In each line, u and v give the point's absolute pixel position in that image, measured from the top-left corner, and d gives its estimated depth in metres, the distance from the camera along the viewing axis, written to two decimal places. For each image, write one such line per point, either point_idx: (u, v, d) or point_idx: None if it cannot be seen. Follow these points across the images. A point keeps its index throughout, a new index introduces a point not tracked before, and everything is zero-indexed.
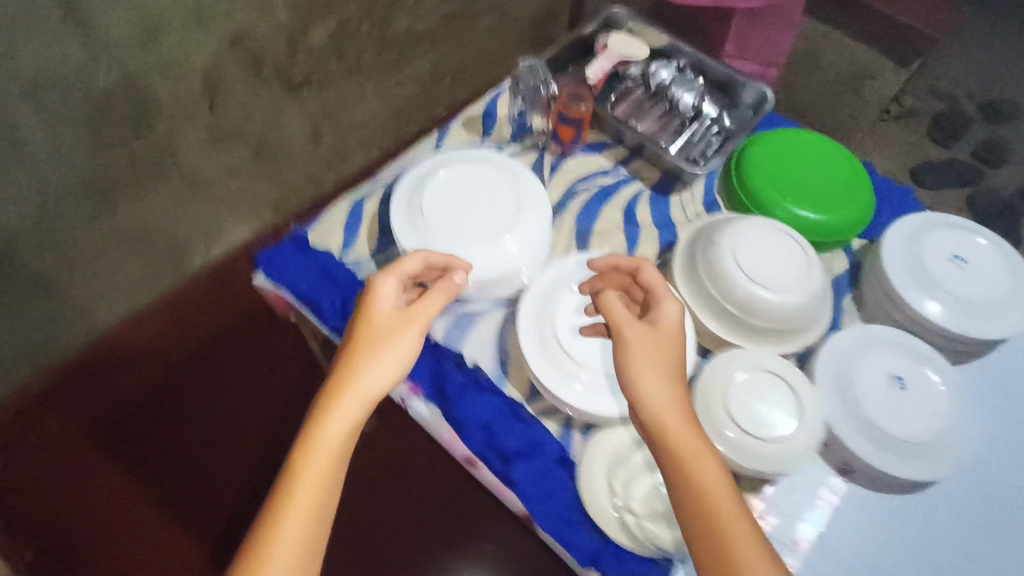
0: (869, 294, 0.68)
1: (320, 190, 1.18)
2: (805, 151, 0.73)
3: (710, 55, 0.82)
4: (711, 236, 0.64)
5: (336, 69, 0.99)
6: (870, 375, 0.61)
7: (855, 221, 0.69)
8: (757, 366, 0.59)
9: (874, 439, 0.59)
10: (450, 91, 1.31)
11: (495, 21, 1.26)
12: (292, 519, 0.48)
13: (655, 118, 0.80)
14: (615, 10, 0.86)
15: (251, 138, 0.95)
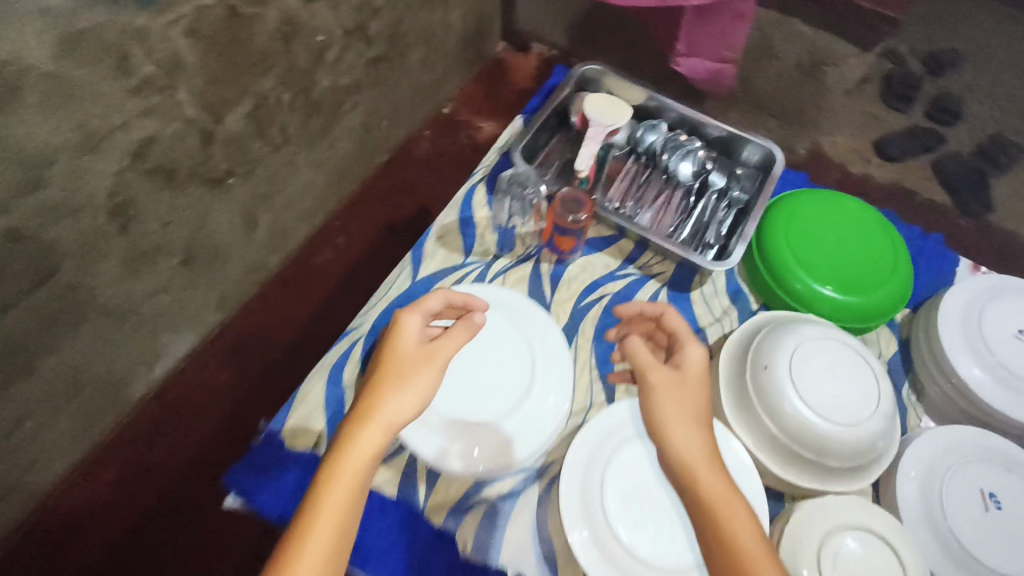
0: (930, 384, 0.75)
1: (264, 274, 1.07)
2: (831, 221, 0.79)
3: (704, 118, 0.86)
4: (765, 351, 0.67)
5: (259, 149, 0.88)
6: (963, 494, 0.66)
7: (896, 300, 0.75)
8: (845, 513, 0.62)
9: (966, 565, 0.63)
10: (390, 135, 1.19)
11: (424, 54, 1.14)
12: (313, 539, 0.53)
13: (654, 192, 0.85)
14: (586, 67, 0.90)
15: (177, 246, 0.85)
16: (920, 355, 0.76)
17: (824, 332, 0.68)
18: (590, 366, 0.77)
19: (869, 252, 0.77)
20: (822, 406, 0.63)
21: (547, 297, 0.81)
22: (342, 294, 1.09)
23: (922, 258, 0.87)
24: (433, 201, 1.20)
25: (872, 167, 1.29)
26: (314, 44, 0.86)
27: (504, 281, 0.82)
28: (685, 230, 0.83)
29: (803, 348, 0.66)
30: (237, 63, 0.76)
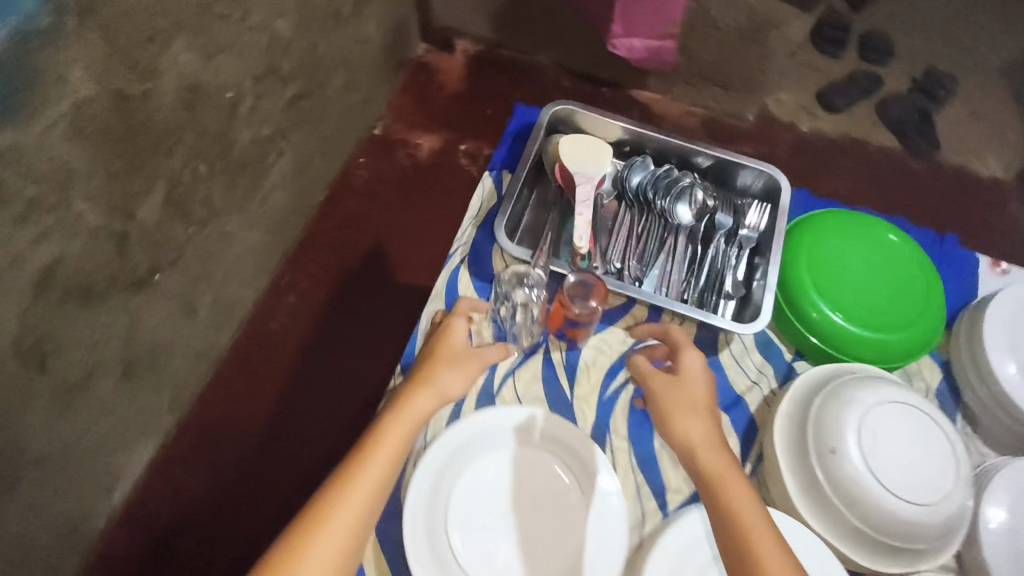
0: (980, 409, 0.70)
1: (214, 357, 0.95)
2: (847, 249, 0.75)
3: (696, 149, 0.78)
4: (834, 423, 0.61)
5: (185, 232, 0.76)
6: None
7: (930, 332, 0.71)
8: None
9: None
10: (324, 171, 1.07)
11: (346, 78, 1.02)
12: (351, 494, 0.51)
13: (656, 240, 0.76)
14: (559, 109, 0.79)
15: (114, 362, 0.73)
16: (962, 363, 0.72)
17: (886, 394, 0.62)
18: (631, 470, 0.69)
19: (898, 286, 0.73)
20: (893, 482, 0.58)
21: (568, 398, 0.72)
22: (307, 362, 0.99)
23: (945, 265, 0.82)
24: (386, 237, 1.09)
25: (820, 122, 1.25)
26: (224, 103, 0.74)
27: (513, 384, 0.72)
28: (697, 284, 0.74)
29: (867, 420, 0.61)
30: (139, 149, 0.64)
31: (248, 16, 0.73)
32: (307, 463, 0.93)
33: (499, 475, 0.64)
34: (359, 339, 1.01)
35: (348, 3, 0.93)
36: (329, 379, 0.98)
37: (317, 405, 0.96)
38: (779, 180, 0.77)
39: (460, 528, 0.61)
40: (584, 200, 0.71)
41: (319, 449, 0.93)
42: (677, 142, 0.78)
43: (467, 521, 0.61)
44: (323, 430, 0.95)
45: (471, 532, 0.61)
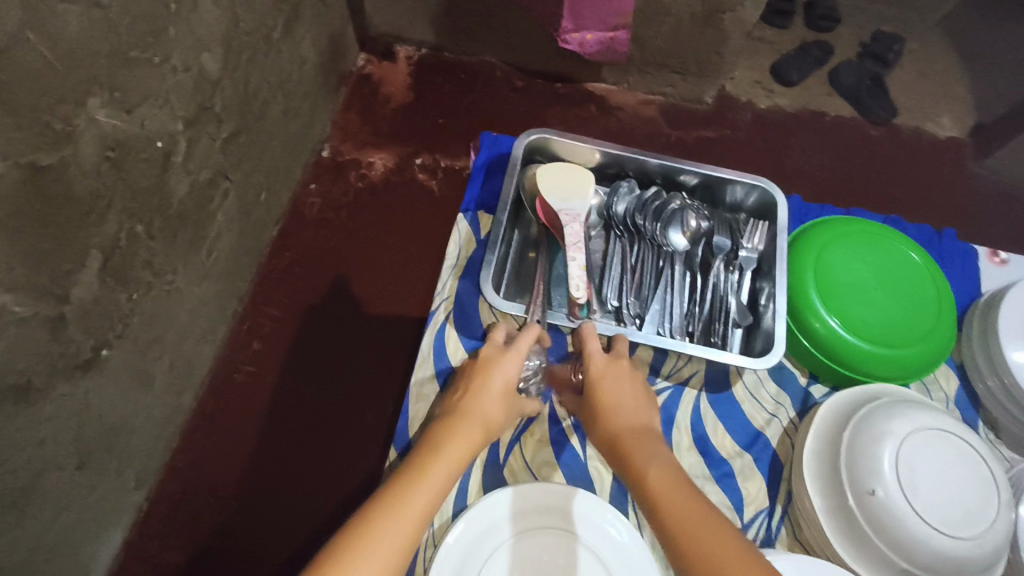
0: (996, 409, 0.71)
1: (179, 421, 0.88)
2: (848, 256, 0.73)
3: (684, 168, 0.75)
4: (869, 459, 0.60)
5: (128, 301, 0.69)
6: None
7: (935, 341, 0.70)
8: None
9: None
10: (272, 205, 1.00)
11: (284, 104, 0.94)
12: (412, 499, 0.50)
13: (653, 271, 0.73)
14: (536, 138, 0.74)
15: (66, 454, 0.66)
16: (973, 359, 0.73)
17: (916, 420, 0.62)
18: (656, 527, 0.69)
19: (905, 294, 0.72)
20: (933, 516, 0.58)
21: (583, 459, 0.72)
22: (282, 414, 0.93)
23: (947, 261, 0.82)
24: (349, 268, 1.03)
25: (776, 97, 1.23)
26: (155, 155, 0.67)
27: (522, 450, 0.72)
28: (701, 314, 0.71)
29: (904, 453, 0.60)
30: (64, 222, 0.57)
31: (170, 57, 0.66)
32: (294, 525, 0.87)
33: (517, 558, 0.61)
34: (336, 382, 0.95)
35: (277, 24, 0.86)
36: (308, 430, 0.92)
37: (297, 459, 0.90)
38: (773, 193, 0.74)
39: None
40: (574, 240, 0.67)
41: (306, 507, 0.88)
42: (661, 163, 0.75)
43: None
44: (309, 486, 0.89)
45: None
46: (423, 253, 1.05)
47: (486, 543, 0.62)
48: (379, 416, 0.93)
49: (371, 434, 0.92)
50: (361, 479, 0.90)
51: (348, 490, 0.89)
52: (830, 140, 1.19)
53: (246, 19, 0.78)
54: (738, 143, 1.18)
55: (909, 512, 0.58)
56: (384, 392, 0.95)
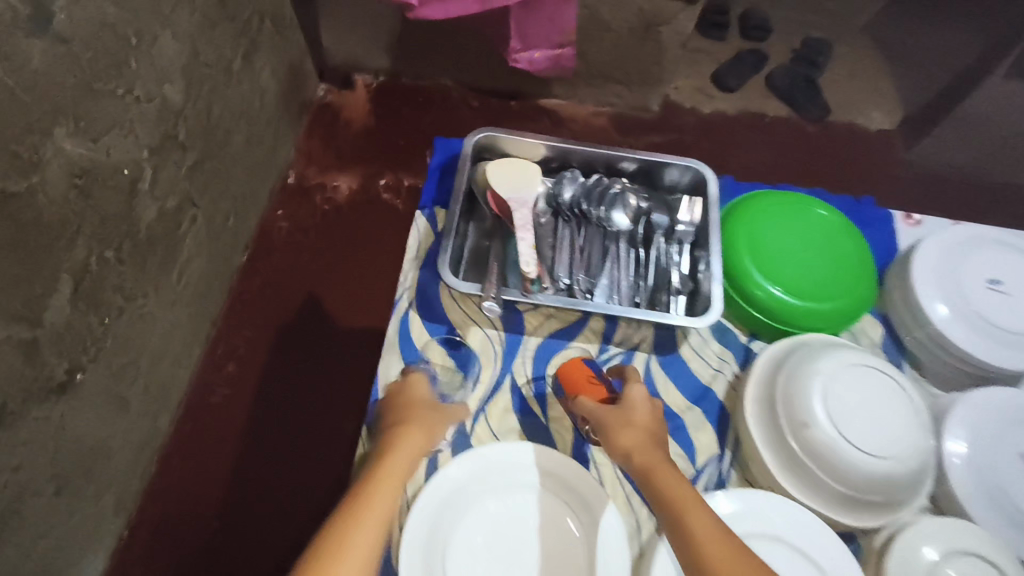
0: (924, 353, 0.75)
1: (156, 447, 0.89)
2: (777, 224, 0.78)
3: (622, 155, 0.79)
4: (796, 393, 0.65)
5: (100, 325, 0.71)
6: (1011, 458, 0.65)
7: (862, 294, 0.75)
8: (955, 549, 0.59)
9: (1008, 515, 0.63)
10: (240, 230, 1.02)
11: (247, 133, 0.98)
12: (370, 517, 0.47)
13: (601, 250, 0.77)
14: (482, 136, 0.79)
15: (42, 479, 0.66)
16: (898, 308, 0.76)
17: (846, 360, 0.66)
18: (618, 480, 0.69)
19: (832, 256, 0.77)
20: (862, 442, 0.62)
21: (542, 423, 0.72)
22: (259, 432, 0.94)
23: (870, 223, 0.87)
24: (320, 287, 1.05)
25: (717, 102, 1.30)
26: (122, 182, 0.70)
27: (487, 420, 0.71)
28: (647, 284, 0.76)
29: (828, 386, 0.64)
30: (35, 247, 0.59)
31: (132, 88, 0.69)
32: (277, 540, 0.87)
33: (510, 504, 0.64)
34: (310, 398, 0.96)
35: (236, 56, 0.89)
36: (287, 446, 0.93)
37: (278, 476, 0.91)
38: (705, 173, 0.79)
39: (458, 547, 0.61)
40: (523, 225, 0.73)
41: (288, 521, 0.88)
42: (598, 152, 0.79)
43: (468, 546, 0.61)
44: (289, 501, 0.90)
45: (470, 556, 0.61)
46: (389, 269, 1.08)
47: (474, 488, 0.64)
48: (356, 426, 0.95)
49: (348, 445, 0.94)
50: (341, 490, 0.91)
51: (329, 502, 0.90)
52: (770, 139, 1.27)
53: (206, 51, 0.81)
54: (684, 146, 1.25)
55: (843, 444, 0.62)
56: (358, 403, 0.97)
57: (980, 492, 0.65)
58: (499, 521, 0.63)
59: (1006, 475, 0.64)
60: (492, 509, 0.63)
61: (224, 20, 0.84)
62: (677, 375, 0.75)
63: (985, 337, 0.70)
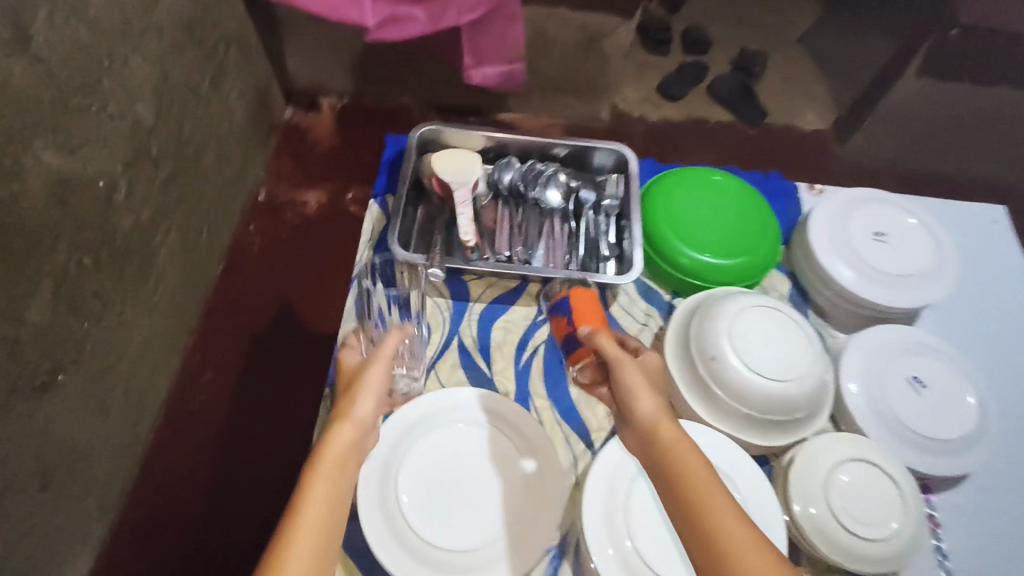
0: (825, 302, 0.80)
1: (137, 452, 0.92)
2: (694, 194, 0.84)
3: (552, 140, 0.86)
4: (706, 330, 0.71)
5: (80, 328, 0.75)
6: (897, 382, 0.72)
7: (774, 251, 0.81)
8: (851, 455, 0.65)
9: (894, 432, 0.70)
10: (213, 244, 1.07)
11: (217, 151, 1.03)
12: (306, 524, 0.46)
13: (537, 225, 0.84)
14: (423, 130, 0.85)
15: (27, 475, 0.69)
16: (801, 264, 0.82)
17: (749, 302, 0.71)
18: (556, 422, 0.77)
19: (747, 219, 0.82)
20: (766, 371, 0.68)
21: (488, 375, 0.79)
22: (238, 433, 0.98)
23: (777, 194, 0.92)
24: (293, 294, 1.10)
25: (663, 110, 1.39)
26: (98, 192, 0.75)
27: (437, 376, 0.78)
28: (579, 254, 0.83)
29: (735, 325, 0.70)
30: (18, 250, 0.64)
31: (107, 105, 0.74)
32: (258, 534, 0.91)
33: (455, 443, 0.70)
34: (285, 398, 1.01)
35: (205, 79, 0.95)
36: (266, 445, 0.97)
37: (257, 474, 0.95)
38: (628, 155, 0.87)
39: (409, 481, 0.67)
40: (462, 202, 0.79)
41: (269, 515, 0.92)
42: (530, 139, 0.86)
43: (418, 480, 0.67)
44: (268, 497, 0.93)
45: (421, 488, 0.66)
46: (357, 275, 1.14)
47: (423, 431, 0.70)
48: None
49: None
50: None
51: None
52: (715, 141, 1.36)
53: (176, 73, 0.87)
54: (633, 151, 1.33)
55: (745, 374, 0.68)
56: None
57: (868, 409, 0.71)
58: (446, 457, 0.69)
59: (901, 399, 0.71)
60: (440, 447, 0.69)
61: (192, 45, 0.90)
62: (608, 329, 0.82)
63: (878, 282, 0.76)
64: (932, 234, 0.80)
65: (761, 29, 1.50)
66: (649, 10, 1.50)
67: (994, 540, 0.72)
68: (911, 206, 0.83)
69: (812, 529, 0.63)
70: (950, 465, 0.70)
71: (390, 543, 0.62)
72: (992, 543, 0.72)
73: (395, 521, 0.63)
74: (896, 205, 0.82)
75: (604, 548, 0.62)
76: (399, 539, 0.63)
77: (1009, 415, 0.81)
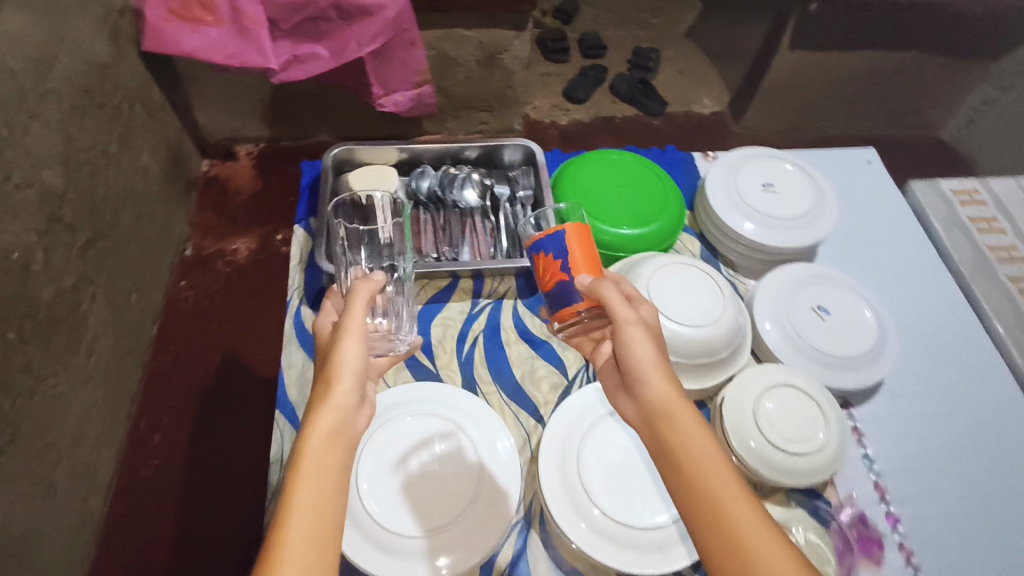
0: (733, 255, 0.87)
1: (91, 528, 0.88)
2: (600, 174, 0.88)
3: (462, 144, 0.91)
4: None
5: (13, 405, 0.72)
6: (802, 312, 0.78)
7: (680, 215, 0.87)
8: (775, 381, 0.70)
9: (809, 357, 0.76)
10: (144, 305, 1.05)
11: (136, 212, 1.02)
12: (304, 501, 0.48)
13: (459, 226, 0.88)
14: (336, 152, 0.88)
15: None
16: (705, 225, 0.89)
17: (663, 260, 0.76)
18: (504, 403, 0.79)
19: (652, 189, 0.88)
20: (684, 319, 0.72)
21: (434, 371, 0.81)
22: (197, 492, 0.95)
23: (675, 163, 0.99)
24: (235, 342, 1.09)
25: (572, 113, 1.46)
26: (13, 265, 0.73)
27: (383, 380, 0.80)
28: (503, 247, 0.88)
29: (652, 284, 0.74)
30: None
31: (11, 176, 0.73)
32: None
33: (409, 432, 0.72)
34: (242, 445, 0.99)
35: (112, 140, 0.95)
36: (228, 498, 0.95)
37: (223, 530, 0.93)
38: (533, 149, 0.91)
39: (369, 475, 0.68)
40: None
41: (240, 566, 0.90)
42: (440, 147, 0.90)
43: (379, 473, 0.68)
44: (237, 548, 0.91)
45: (381, 481, 0.68)
46: None
47: (377, 426, 0.72)
48: None
49: None
50: None
51: None
52: (625, 135, 1.43)
53: (81, 137, 0.87)
54: None
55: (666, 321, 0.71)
56: None
57: (782, 340, 0.77)
58: (402, 449, 0.71)
59: (808, 327, 0.77)
60: (395, 441, 0.71)
61: (94, 108, 0.90)
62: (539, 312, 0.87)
63: (771, 229, 0.82)
64: (811, 175, 0.87)
65: (650, 29, 1.60)
66: (544, 23, 1.57)
67: (918, 445, 0.79)
68: (788, 153, 0.90)
69: (748, 457, 0.67)
70: (863, 378, 0.76)
71: (358, 537, 0.64)
72: (917, 448, 0.79)
73: (359, 516, 0.65)
74: (780, 155, 0.89)
75: (563, 505, 0.65)
76: (365, 533, 0.64)
77: (915, 333, 0.89)
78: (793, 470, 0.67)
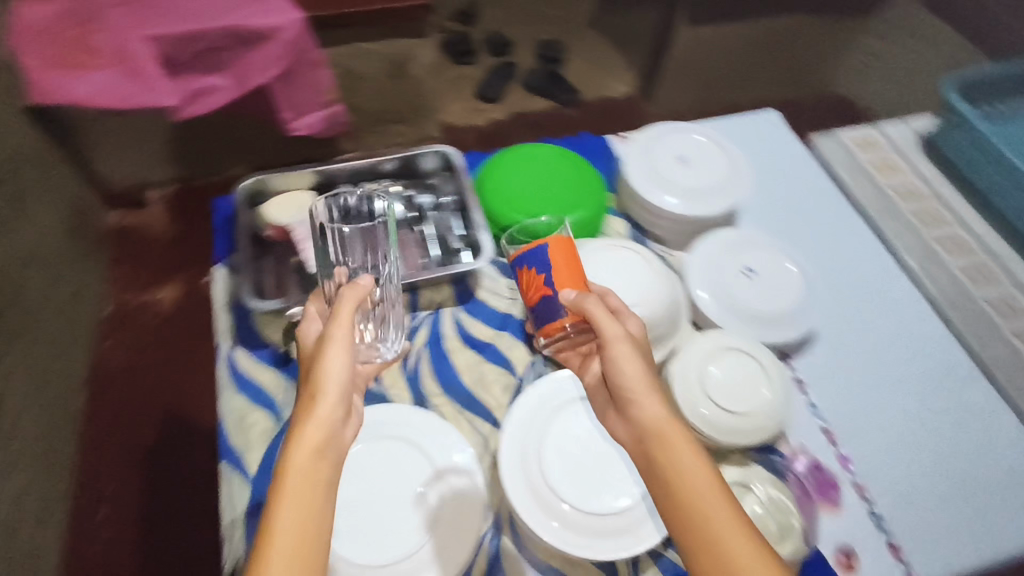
0: (659, 231, 0.88)
1: None
2: (522, 167, 0.87)
3: (377, 159, 0.89)
4: None
5: None
6: (731, 275, 0.81)
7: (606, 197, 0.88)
8: (719, 347, 0.72)
9: (743, 318, 0.78)
10: (68, 371, 0.98)
11: (43, 274, 0.96)
12: (289, 528, 0.41)
13: None
14: (247, 183, 0.84)
15: None
16: (627, 204, 0.90)
17: (593, 245, 0.78)
18: (458, 412, 0.78)
19: (576, 174, 0.88)
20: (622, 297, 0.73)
21: (381, 392, 0.79)
22: (155, 563, 0.90)
23: (592, 149, 1.00)
24: (173, 394, 1.04)
25: (488, 113, 1.46)
26: None
27: None
28: (434, 256, 0.85)
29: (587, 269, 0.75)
30: None
31: None
32: None
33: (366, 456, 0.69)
34: (196, 500, 0.95)
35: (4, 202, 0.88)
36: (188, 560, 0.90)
37: None
38: (452, 154, 0.91)
39: None
40: (304, 238, 0.80)
41: None
42: (358, 163, 0.88)
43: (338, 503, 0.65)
44: None
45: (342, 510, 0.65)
46: None
47: None
48: None
49: None
50: None
51: None
52: (542, 127, 1.45)
53: None
54: None
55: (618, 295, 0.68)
56: None
57: (715, 305, 0.79)
58: (361, 474, 0.67)
59: (737, 291, 0.80)
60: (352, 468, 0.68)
61: None
62: (480, 315, 0.86)
63: (689, 200, 0.84)
64: (721, 142, 0.89)
65: (553, 21, 1.62)
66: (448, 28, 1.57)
67: None
68: (697, 125, 0.92)
69: (701, 424, 0.68)
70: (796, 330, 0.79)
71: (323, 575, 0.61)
72: None
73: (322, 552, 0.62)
74: (686, 126, 0.90)
75: (529, 503, 0.64)
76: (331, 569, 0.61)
77: None
78: (744, 429, 0.68)
